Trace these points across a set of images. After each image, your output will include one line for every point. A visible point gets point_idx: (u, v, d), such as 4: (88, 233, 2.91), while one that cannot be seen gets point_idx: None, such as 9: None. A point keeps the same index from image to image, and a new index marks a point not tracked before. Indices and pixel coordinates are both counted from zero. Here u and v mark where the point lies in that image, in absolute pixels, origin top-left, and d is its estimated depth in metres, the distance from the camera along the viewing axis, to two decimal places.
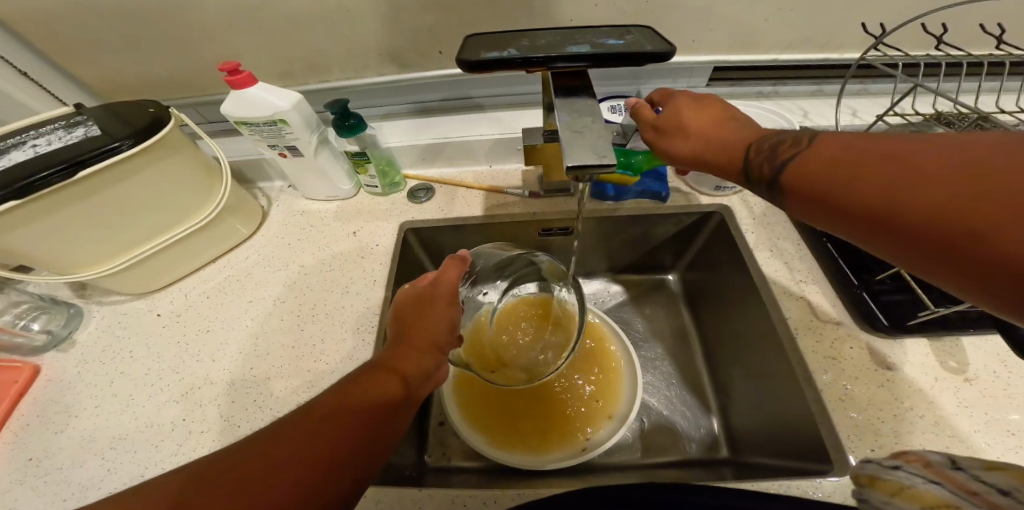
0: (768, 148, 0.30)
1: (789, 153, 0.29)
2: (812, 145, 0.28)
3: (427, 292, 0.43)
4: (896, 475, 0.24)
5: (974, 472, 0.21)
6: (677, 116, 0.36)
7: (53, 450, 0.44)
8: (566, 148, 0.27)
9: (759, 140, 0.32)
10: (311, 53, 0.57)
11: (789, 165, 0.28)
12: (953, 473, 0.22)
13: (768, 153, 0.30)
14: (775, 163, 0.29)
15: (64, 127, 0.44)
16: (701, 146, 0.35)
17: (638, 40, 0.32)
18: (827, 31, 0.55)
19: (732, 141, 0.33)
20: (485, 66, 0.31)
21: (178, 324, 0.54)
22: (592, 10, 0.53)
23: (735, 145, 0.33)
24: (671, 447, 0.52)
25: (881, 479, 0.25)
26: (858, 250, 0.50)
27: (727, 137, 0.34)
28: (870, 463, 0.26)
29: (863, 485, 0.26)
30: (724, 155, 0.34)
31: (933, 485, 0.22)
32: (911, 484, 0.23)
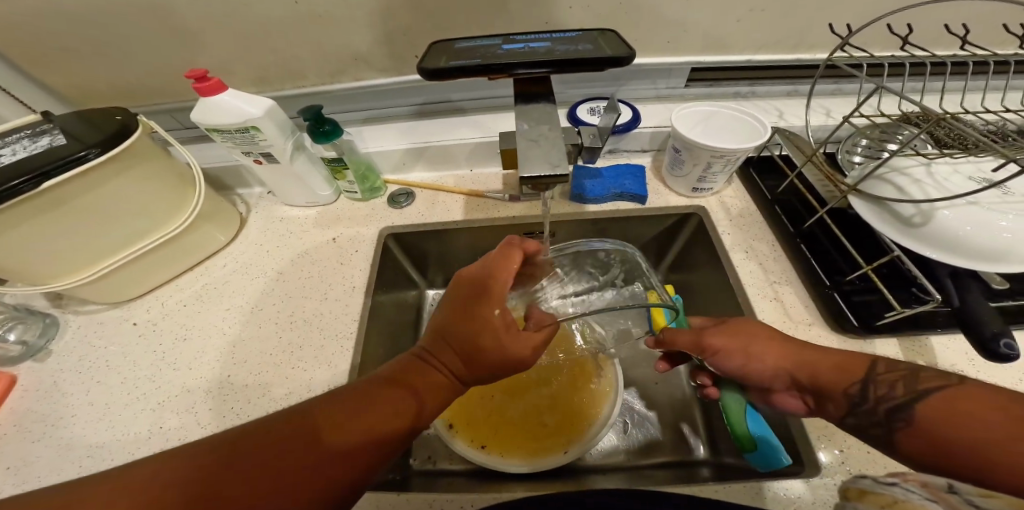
0: (888, 373, 0.32)
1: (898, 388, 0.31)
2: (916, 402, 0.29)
3: (488, 296, 0.37)
4: (891, 491, 0.28)
5: (970, 496, 0.26)
6: (745, 328, 0.40)
7: (28, 462, 0.43)
8: (523, 158, 0.28)
9: (886, 359, 0.33)
10: (285, 57, 0.57)
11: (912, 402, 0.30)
12: (948, 495, 0.27)
13: (888, 381, 0.31)
14: (911, 388, 0.30)
15: (29, 136, 0.43)
16: (789, 362, 0.36)
17: (600, 46, 0.33)
18: (799, 33, 0.56)
19: (824, 358, 0.35)
20: (446, 73, 0.31)
21: (153, 334, 0.53)
22: (567, 12, 0.53)
23: (833, 363, 0.34)
24: (651, 450, 0.53)
25: (873, 493, 0.29)
26: (828, 249, 0.49)
27: (821, 358, 0.35)
28: (864, 480, 0.30)
29: (853, 498, 0.30)
30: (835, 360, 0.35)
31: (929, 502, 0.27)
32: (905, 498, 0.27)
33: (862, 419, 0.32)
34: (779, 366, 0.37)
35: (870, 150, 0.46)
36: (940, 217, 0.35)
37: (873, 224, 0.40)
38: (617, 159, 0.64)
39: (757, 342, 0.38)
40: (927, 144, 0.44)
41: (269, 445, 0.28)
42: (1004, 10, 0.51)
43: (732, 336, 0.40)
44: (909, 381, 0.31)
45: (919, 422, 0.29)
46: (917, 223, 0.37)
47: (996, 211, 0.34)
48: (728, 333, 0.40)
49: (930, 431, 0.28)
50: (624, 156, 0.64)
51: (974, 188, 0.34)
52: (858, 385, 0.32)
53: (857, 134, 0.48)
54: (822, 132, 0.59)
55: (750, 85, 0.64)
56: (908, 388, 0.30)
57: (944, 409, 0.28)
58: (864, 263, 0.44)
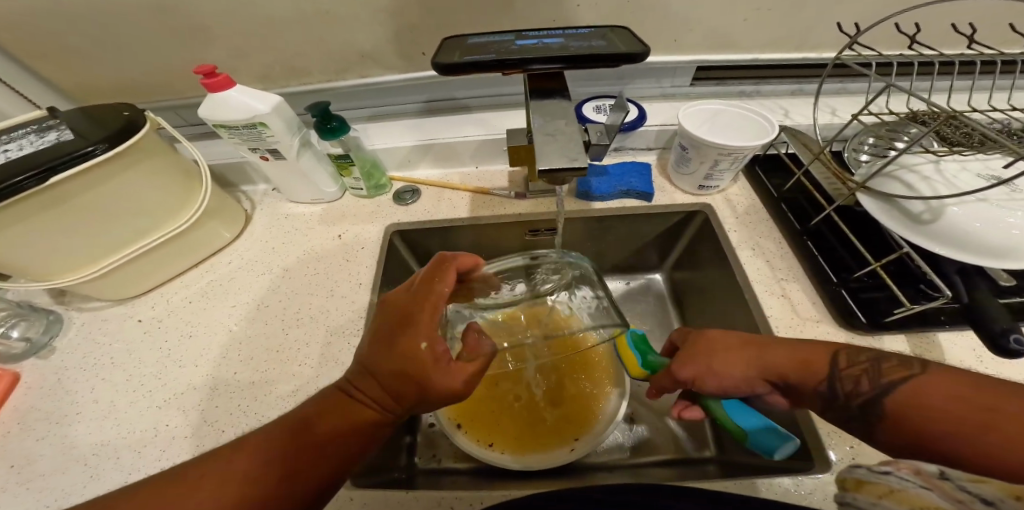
0: (850, 367, 0.32)
1: (867, 380, 0.31)
2: (887, 394, 0.30)
3: (418, 321, 0.34)
4: (887, 479, 0.27)
5: (962, 482, 0.26)
6: (707, 343, 0.38)
7: (31, 460, 0.43)
8: (540, 152, 0.28)
9: (846, 349, 0.33)
10: (292, 54, 0.57)
11: (884, 393, 0.30)
12: (941, 483, 0.26)
13: (851, 376, 0.32)
14: (876, 382, 0.31)
15: (36, 131, 0.43)
16: (759, 370, 0.35)
17: (615, 42, 0.33)
18: (806, 31, 0.56)
19: (787, 360, 0.34)
20: (461, 68, 0.31)
21: (158, 331, 0.53)
22: (576, 10, 0.53)
23: (800, 364, 0.34)
24: (658, 447, 0.53)
25: (870, 483, 0.28)
26: (835, 246, 0.49)
27: (786, 359, 0.34)
28: (859, 469, 0.30)
29: (850, 489, 0.30)
30: (799, 359, 0.34)
31: (925, 490, 0.26)
32: (901, 487, 0.27)
33: (839, 414, 0.33)
34: (749, 377, 0.35)
35: (877, 149, 0.46)
36: (949, 213, 0.36)
37: (882, 221, 0.41)
38: (623, 156, 0.64)
39: (720, 356, 0.36)
40: (935, 142, 0.44)
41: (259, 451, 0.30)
42: (1010, 9, 0.51)
43: (698, 353, 0.38)
44: (875, 372, 0.31)
45: (894, 413, 0.29)
46: (926, 220, 0.37)
47: (1006, 208, 0.34)
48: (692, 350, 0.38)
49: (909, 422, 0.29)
50: (629, 154, 0.64)
51: (983, 185, 0.34)
52: (825, 383, 0.32)
53: (864, 132, 0.49)
54: (828, 130, 0.59)
55: (756, 84, 0.64)
56: (876, 383, 0.31)
57: (916, 399, 0.29)
58: (872, 260, 0.45)
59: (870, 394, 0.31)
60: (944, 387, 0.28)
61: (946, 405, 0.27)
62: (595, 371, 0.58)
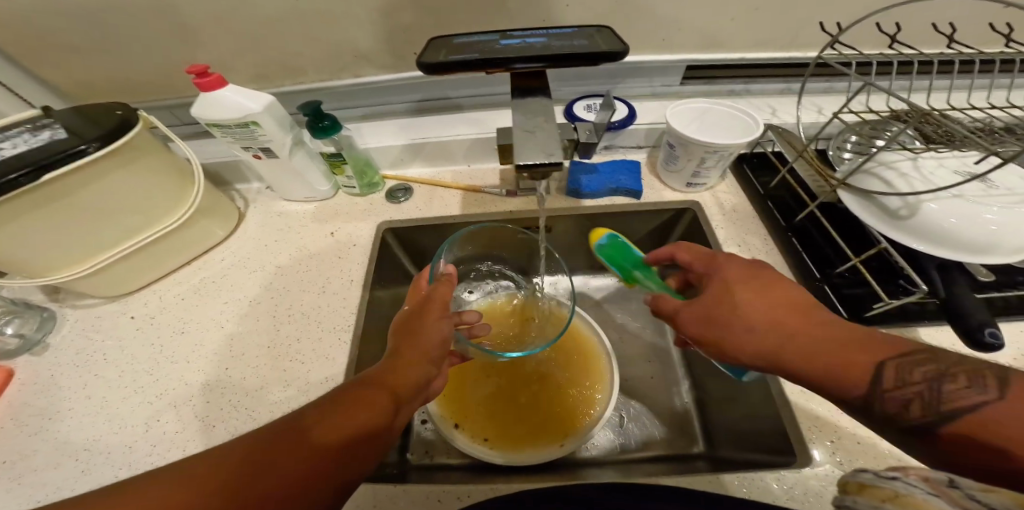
0: (901, 389, 0.26)
1: (918, 397, 0.26)
2: (949, 414, 0.25)
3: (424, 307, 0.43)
4: (892, 484, 0.25)
5: (973, 492, 0.22)
6: (730, 300, 0.35)
7: (25, 455, 0.43)
8: (520, 148, 0.29)
9: (895, 363, 0.27)
10: (285, 54, 0.58)
11: (943, 413, 0.25)
12: (949, 490, 0.23)
13: (901, 395, 0.26)
14: (932, 408, 0.25)
15: (30, 130, 0.44)
16: (776, 348, 0.32)
17: (595, 41, 0.33)
18: (793, 31, 0.57)
19: (822, 349, 0.30)
20: (444, 67, 0.31)
21: (151, 328, 0.54)
22: (564, 10, 0.53)
23: (833, 355, 0.30)
24: (646, 443, 0.54)
25: (874, 487, 0.26)
26: (819, 242, 0.49)
27: (819, 345, 0.30)
28: (864, 473, 0.27)
29: (852, 492, 0.27)
30: (839, 360, 0.29)
31: (931, 496, 0.23)
32: (904, 492, 0.24)
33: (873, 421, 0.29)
34: (762, 351, 0.33)
35: (860, 146, 0.47)
36: (926, 209, 0.36)
37: (862, 217, 0.41)
38: (613, 155, 0.65)
39: (739, 311, 0.34)
40: (915, 140, 0.45)
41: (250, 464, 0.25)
42: (991, 9, 0.52)
43: (703, 306, 0.36)
44: (934, 397, 0.25)
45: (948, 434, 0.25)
46: (904, 216, 0.38)
47: (980, 204, 0.35)
48: (709, 305, 0.36)
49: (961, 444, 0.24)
50: (619, 152, 0.65)
51: (958, 181, 0.35)
52: (865, 389, 0.28)
53: (847, 130, 0.49)
54: (814, 129, 0.60)
55: (745, 83, 0.65)
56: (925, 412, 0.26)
57: (989, 416, 0.23)
58: (854, 257, 0.45)
59: (913, 412, 0.26)
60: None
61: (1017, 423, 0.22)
62: (586, 368, 0.59)
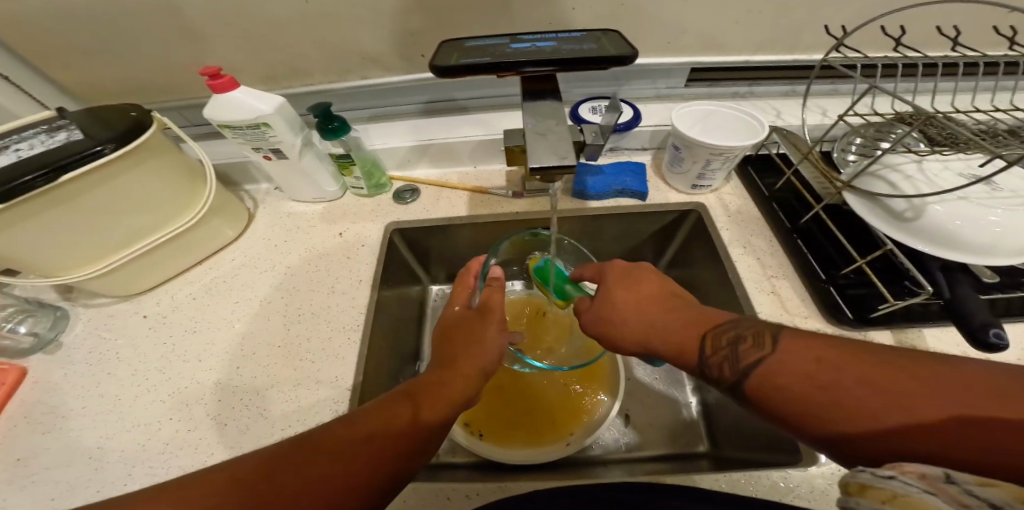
0: (716, 353, 0.35)
1: (746, 358, 0.33)
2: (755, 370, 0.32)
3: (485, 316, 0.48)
4: (888, 482, 0.21)
5: (970, 486, 0.20)
6: (607, 302, 0.44)
7: (40, 452, 0.44)
8: (532, 150, 0.29)
9: (711, 334, 0.36)
10: (294, 56, 0.58)
11: (753, 369, 0.32)
12: (948, 486, 0.20)
13: (720, 358, 0.35)
14: (738, 365, 0.33)
15: (47, 131, 0.44)
16: (644, 334, 0.41)
17: (604, 45, 0.34)
18: (798, 33, 0.57)
19: (677, 327, 0.39)
20: (456, 71, 0.32)
21: (163, 326, 0.54)
22: (571, 13, 0.54)
23: (678, 333, 0.39)
24: (652, 442, 0.54)
25: (874, 488, 0.22)
26: (824, 243, 0.50)
27: (670, 327, 0.39)
28: (861, 470, 0.23)
29: (852, 494, 0.23)
30: (682, 343, 0.38)
31: (929, 496, 0.20)
32: (906, 493, 0.20)
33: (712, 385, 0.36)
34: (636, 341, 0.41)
35: (864, 149, 0.48)
36: (931, 211, 0.37)
37: (868, 219, 0.42)
38: (619, 156, 0.65)
39: (625, 313, 0.42)
40: (920, 143, 0.45)
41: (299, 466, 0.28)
42: (995, 12, 0.53)
43: (596, 308, 0.45)
44: (736, 356, 0.34)
45: (755, 386, 0.32)
46: (909, 218, 0.38)
47: (985, 206, 0.35)
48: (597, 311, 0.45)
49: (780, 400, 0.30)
50: (625, 153, 0.65)
51: (963, 183, 0.36)
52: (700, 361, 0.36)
53: (852, 133, 0.50)
54: (819, 131, 0.60)
55: (750, 85, 0.65)
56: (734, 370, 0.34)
57: (791, 376, 0.30)
58: (858, 258, 0.46)
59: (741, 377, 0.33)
60: (808, 359, 0.30)
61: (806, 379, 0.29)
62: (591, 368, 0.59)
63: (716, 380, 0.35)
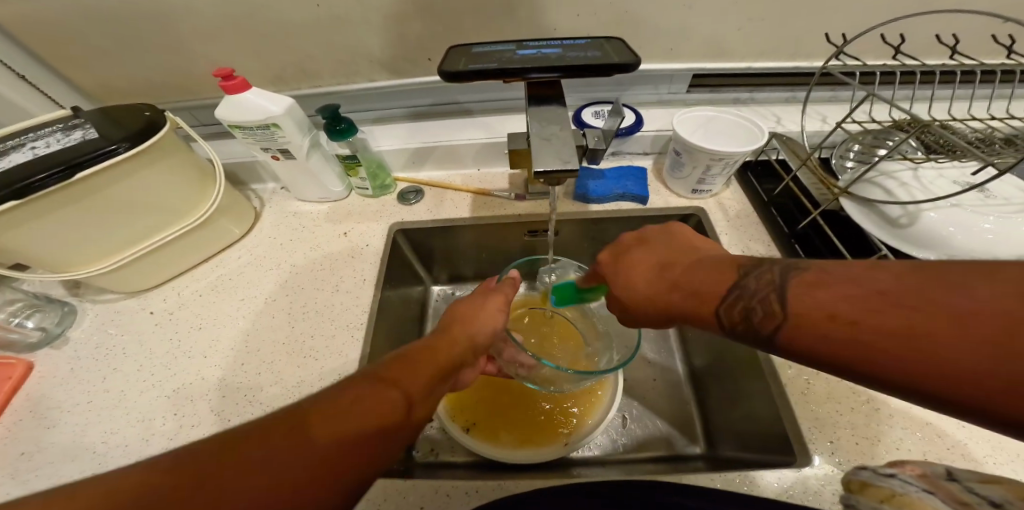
0: (740, 293, 0.29)
1: (766, 298, 0.28)
2: (783, 306, 0.27)
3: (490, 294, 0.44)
4: (890, 483, 0.27)
5: (970, 484, 0.26)
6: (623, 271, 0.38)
7: (45, 446, 0.45)
8: (537, 154, 0.30)
9: (736, 276, 0.30)
10: (303, 58, 0.59)
11: (775, 308, 0.27)
12: (948, 485, 0.26)
13: (743, 294, 0.29)
14: (763, 299, 0.28)
15: (62, 130, 0.45)
16: (661, 293, 0.34)
17: (608, 52, 0.35)
18: (798, 41, 0.58)
19: (699, 280, 0.32)
20: (464, 76, 0.33)
21: (169, 323, 0.55)
22: (575, 19, 0.55)
23: (702, 291, 0.32)
24: (649, 443, 0.55)
25: (875, 486, 0.28)
26: (821, 249, 0.51)
27: (693, 283, 0.33)
28: (864, 471, 0.30)
29: (855, 491, 0.29)
30: (702, 292, 0.32)
31: (928, 495, 0.26)
32: (904, 491, 0.26)
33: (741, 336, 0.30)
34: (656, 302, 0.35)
35: (863, 155, 0.49)
36: (925, 218, 0.38)
37: (864, 225, 0.43)
38: (621, 160, 0.66)
39: (632, 279, 0.36)
40: (916, 149, 0.46)
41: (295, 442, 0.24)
42: (991, 22, 0.54)
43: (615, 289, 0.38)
44: (758, 290, 0.28)
45: (783, 330, 0.27)
46: (903, 224, 0.39)
47: (978, 213, 0.36)
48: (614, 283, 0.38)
49: (805, 348, 0.25)
50: (627, 158, 0.66)
51: (957, 191, 0.36)
52: (722, 306, 0.31)
53: (850, 140, 0.51)
54: (818, 138, 0.61)
55: (750, 92, 0.66)
56: (751, 328, 0.28)
57: (813, 323, 0.25)
58: (855, 263, 0.46)
59: (771, 318, 0.27)
60: (831, 303, 0.24)
61: (833, 323, 0.23)
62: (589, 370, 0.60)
63: (745, 330, 0.29)
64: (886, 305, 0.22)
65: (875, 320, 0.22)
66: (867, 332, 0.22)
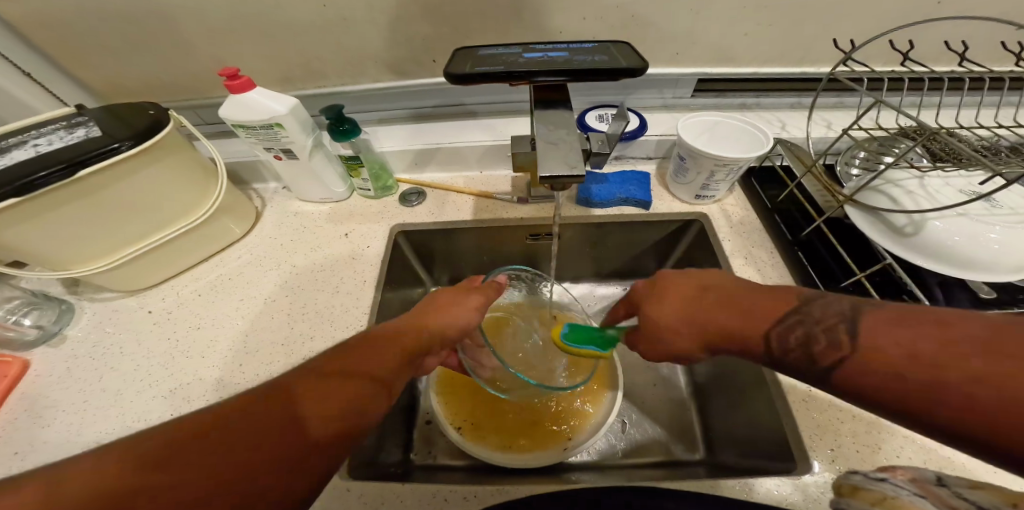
0: (794, 336, 0.30)
1: (827, 346, 0.28)
2: (846, 348, 0.27)
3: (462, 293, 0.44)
4: (882, 486, 0.26)
5: (960, 490, 0.24)
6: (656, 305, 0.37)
7: (37, 446, 0.44)
8: (543, 158, 0.30)
9: (785, 319, 0.31)
10: (307, 58, 0.59)
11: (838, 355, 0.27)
12: (938, 490, 0.25)
13: (796, 338, 0.30)
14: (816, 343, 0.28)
15: (66, 127, 0.45)
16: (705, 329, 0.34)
17: (616, 56, 0.35)
18: (803, 48, 0.58)
19: (739, 321, 0.32)
20: (471, 78, 0.33)
21: (167, 322, 0.55)
22: (581, 23, 0.55)
23: (748, 331, 0.32)
24: (648, 449, 0.55)
25: (866, 490, 0.27)
26: (825, 257, 0.51)
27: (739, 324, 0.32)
28: (856, 475, 0.28)
29: (845, 494, 0.28)
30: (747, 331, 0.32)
31: (919, 499, 0.25)
32: (895, 495, 0.25)
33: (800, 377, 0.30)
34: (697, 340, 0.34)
35: (868, 163, 0.49)
36: (931, 226, 0.37)
37: (869, 233, 0.42)
38: (624, 165, 0.66)
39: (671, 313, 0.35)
40: (922, 158, 0.46)
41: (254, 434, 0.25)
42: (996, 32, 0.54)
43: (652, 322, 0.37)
44: (816, 336, 0.28)
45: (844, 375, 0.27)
46: (909, 233, 0.39)
47: (984, 222, 0.36)
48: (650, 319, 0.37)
49: (861, 386, 0.26)
50: (630, 162, 0.66)
51: (963, 200, 0.36)
52: (766, 347, 0.31)
53: (855, 147, 0.51)
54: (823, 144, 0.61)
55: (755, 97, 0.66)
56: (816, 369, 0.28)
57: (870, 365, 0.25)
58: (859, 271, 0.46)
59: (834, 364, 0.27)
60: (888, 347, 0.25)
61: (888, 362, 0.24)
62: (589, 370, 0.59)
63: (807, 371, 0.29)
64: (941, 348, 0.22)
65: (927, 360, 0.23)
66: (918, 385, 0.23)
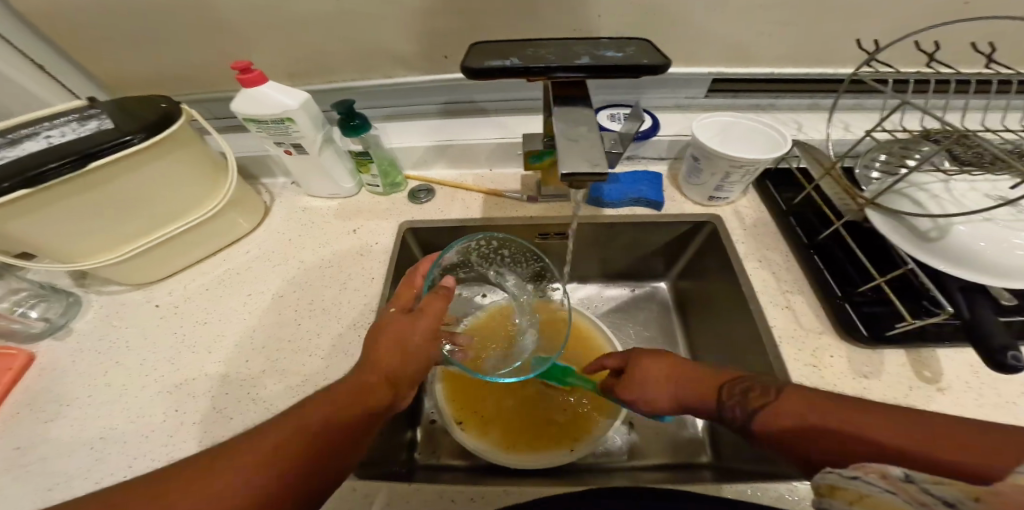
0: (733, 397, 0.35)
1: (760, 400, 0.33)
2: (778, 396, 0.33)
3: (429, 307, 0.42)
4: None
5: None
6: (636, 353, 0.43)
7: (41, 440, 0.44)
8: (562, 156, 0.29)
9: (728, 383, 0.37)
10: (319, 52, 0.59)
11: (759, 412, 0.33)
12: None
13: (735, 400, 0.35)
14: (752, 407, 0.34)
15: (78, 119, 0.45)
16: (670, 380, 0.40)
17: (636, 53, 0.34)
18: (821, 48, 0.57)
19: (700, 380, 0.38)
20: (488, 73, 0.32)
21: (173, 316, 0.54)
22: (596, 21, 0.54)
23: (705, 386, 0.38)
24: (656, 451, 0.54)
25: None
26: (842, 260, 0.50)
27: (693, 382, 0.38)
28: None
29: None
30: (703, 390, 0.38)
31: None
32: None
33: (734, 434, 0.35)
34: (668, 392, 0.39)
35: (889, 165, 0.48)
36: (956, 231, 0.37)
37: (892, 237, 0.42)
38: (636, 165, 0.66)
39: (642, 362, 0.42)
40: (946, 161, 0.45)
41: (253, 462, 0.28)
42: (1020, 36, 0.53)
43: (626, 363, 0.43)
44: (747, 400, 0.34)
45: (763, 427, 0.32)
46: (932, 237, 0.38)
47: (1011, 228, 0.35)
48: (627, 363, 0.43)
49: (781, 436, 0.31)
50: (642, 162, 0.66)
51: (989, 205, 0.35)
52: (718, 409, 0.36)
53: (876, 149, 0.50)
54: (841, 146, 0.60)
55: (771, 98, 0.65)
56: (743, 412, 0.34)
57: (790, 413, 0.31)
58: (877, 276, 0.45)
59: (758, 414, 0.33)
60: (812, 404, 0.31)
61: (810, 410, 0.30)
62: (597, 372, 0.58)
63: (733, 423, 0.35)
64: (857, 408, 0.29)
65: (848, 417, 0.28)
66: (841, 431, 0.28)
